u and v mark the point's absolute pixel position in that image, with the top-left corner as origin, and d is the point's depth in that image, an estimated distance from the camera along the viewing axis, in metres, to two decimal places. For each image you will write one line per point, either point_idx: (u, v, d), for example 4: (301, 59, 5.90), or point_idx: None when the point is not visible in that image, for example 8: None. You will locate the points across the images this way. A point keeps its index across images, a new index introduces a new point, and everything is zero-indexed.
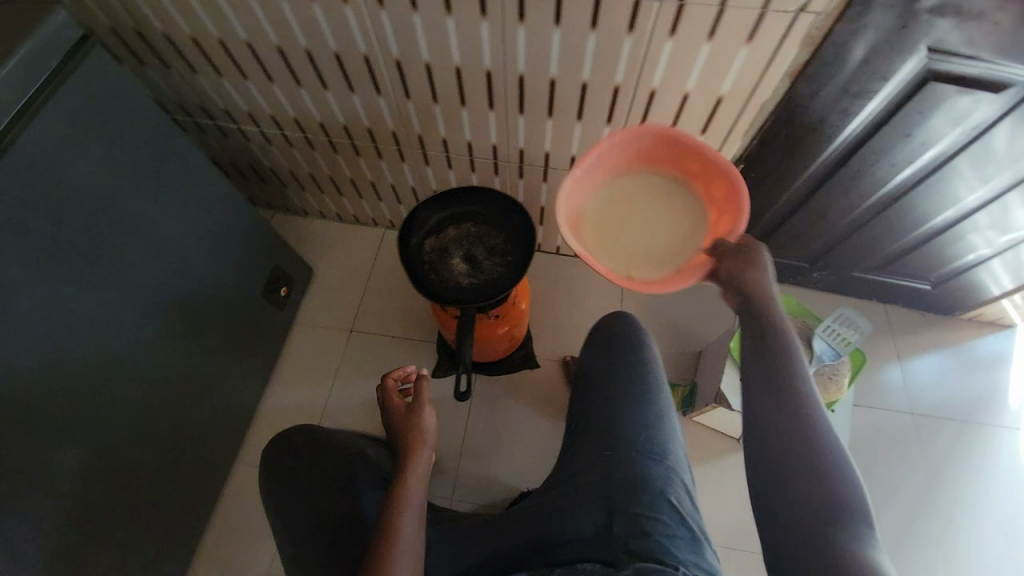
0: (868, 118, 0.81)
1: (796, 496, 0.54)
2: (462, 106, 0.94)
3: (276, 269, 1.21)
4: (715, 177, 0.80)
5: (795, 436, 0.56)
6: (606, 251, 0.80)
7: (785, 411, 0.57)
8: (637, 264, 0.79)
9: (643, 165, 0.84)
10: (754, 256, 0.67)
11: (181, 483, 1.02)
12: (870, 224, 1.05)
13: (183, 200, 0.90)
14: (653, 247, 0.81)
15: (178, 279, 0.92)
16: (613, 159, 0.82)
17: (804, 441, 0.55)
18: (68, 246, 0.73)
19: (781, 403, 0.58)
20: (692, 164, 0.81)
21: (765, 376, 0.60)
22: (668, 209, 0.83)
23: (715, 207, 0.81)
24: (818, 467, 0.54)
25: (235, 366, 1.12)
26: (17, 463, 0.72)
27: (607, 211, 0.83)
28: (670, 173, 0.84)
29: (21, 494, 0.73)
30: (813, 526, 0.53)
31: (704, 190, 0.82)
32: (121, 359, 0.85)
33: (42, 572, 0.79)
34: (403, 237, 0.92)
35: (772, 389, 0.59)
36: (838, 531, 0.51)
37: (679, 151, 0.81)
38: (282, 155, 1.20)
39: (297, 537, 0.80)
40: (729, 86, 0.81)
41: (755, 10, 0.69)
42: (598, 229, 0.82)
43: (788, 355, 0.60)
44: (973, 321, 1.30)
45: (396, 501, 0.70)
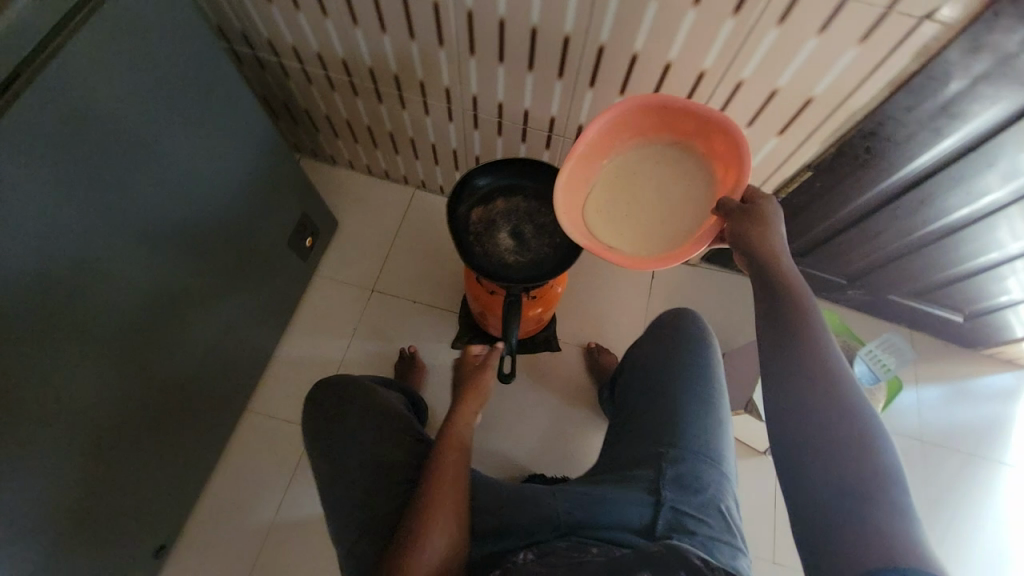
0: (941, 153, 0.80)
1: (833, 480, 0.46)
2: (529, 71, 0.89)
3: (304, 218, 1.16)
4: (717, 131, 0.71)
5: (817, 405, 0.49)
6: (614, 228, 0.75)
7: (804, 377, 0.51)
8: (653, 240, 0.74)
9: (641, 134, 0.77)
10: (764, 215, 0.61)
11: (194, 427, 1.00)
12: (920, 252, 1.02)
13: (221, 134, 0.84)
14: (665, 216, 0.74)
15: (210, 218, 0.87)
16: (606, 137, 0.76)
17: (829, 408, 0.49)
18: (106, 172, 0.68)
19: (800, 370, 0.52)
20: (687, 124, 0.74)
21: (777, 343, 0.54)
22: (678, 176, 0.76)
23: (722, 161, 0.72)
24: (848, 439, 0.47)
25: (253, 314, 1.09)
26: (42, 397, 0.68)
27: (612, 184, 0.78)
28: (668, 136, 0.77)
29: (46, 429, 0.70)
30: (851, 513, 0.44)
31: (708, 147, 0.74)
32: (151, 297, 0.81)
33: (59, 510, 0.76)
34: (452, 203, 0.88)
35: (792, 357, 0.53)
36: (881, 515, 0.43)
37: (669, 115, 0.74)
38: (322, 97, 1.13)
39: (328, 483, 0.76)
40: (825, 87, 0.75)
41: (878, 9, 0.64)
42: (607, 205, 0.77)
43: (806, 319, 0.53)
44: (993, 355, 1.26)
45: (442, 452, 0.67)
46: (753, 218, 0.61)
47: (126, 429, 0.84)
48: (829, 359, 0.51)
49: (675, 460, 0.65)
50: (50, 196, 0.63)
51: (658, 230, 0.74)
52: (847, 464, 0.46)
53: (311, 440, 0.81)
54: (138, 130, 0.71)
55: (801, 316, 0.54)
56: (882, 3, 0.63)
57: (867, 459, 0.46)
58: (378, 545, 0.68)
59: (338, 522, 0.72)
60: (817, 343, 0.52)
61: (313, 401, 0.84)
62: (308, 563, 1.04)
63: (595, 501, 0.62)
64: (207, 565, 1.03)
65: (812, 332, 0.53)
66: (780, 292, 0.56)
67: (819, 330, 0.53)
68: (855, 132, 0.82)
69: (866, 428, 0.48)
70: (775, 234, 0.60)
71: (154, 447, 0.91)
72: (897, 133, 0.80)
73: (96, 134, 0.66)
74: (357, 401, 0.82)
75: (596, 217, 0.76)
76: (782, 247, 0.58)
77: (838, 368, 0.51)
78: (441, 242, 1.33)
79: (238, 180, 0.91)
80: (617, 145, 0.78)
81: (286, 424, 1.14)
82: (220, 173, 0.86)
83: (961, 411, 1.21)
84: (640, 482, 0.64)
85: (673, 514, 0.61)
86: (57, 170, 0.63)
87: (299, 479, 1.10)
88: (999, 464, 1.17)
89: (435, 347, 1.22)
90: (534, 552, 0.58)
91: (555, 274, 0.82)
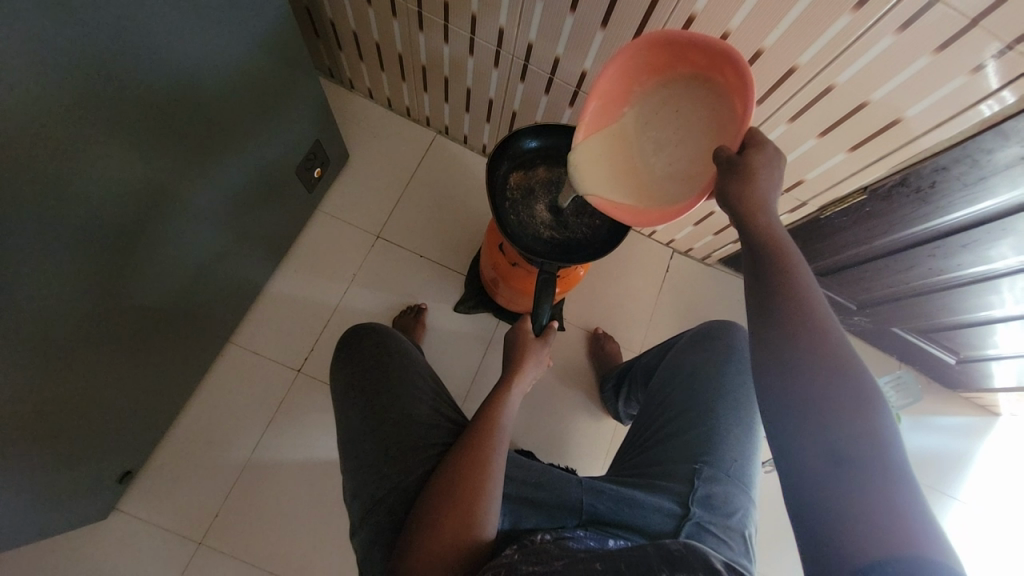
0: (977, 211, 0.81)
1: (816, 457, 0.42)
2: (600, 29, 0.80)
3: (315, 147, 1.06)
4: (730, 66, 0.59)
5: (802, 376, 0.44)
6: (621, 183, 0.70)
7: (791, 343, 0.45)
8: (660, 196, 0.67)
9: (659, 75, 0.66)
10: (752, 166, 0.54)
11: (174, 355, 0.93)
12: (940, 294, 1.01)
13: (241, 36, 0.73)
14: (675, 168, 0.66)
15: (219, 132, 0.77)
16: (618, 86, 0.66)
17: (816, 376, 0.43)
18: (112, 64, 0.58)
19: (786, 334, 0.45)
20: (698, 57, 0.61)
21: (759, 310, 0.48)
22: (695, 120, 0.64)
23: (737, 96, 0.59)
24: (835, 408, 0.42)
25: (249, 242, 1.00)
26: (24, 316, 0.60)
27: (628, 135, 0.69)
28: (685, 72, 0.64)
29: (25, 351, 0.63)
30: (837, 496, 0.40)
31: (725, 82, 0.61)
32: (145, 213, 0.71)
33: (34, 433, 0.70)
34: (494, 160, 0.81)
35: (778, 319, 0.46)
36: (869, 498, 0.39)
37: (678, 49, 0.62)
38: (354, 11, 1.00)
39: (349, 435, 0.73)
40: (917, 111, 0.72)
41: (1001, 42, 0.59)
42: (618, 158, 0.70)
43: (791, 281, 0.47)
44: (969, 400, 1.29)
45: (481, 429, 0.65)
46: (738, 171, 0.54)
47: (106, 353, 0.76)
48: (815, 320, 0.45)
49: (708, 479, 0.68)
50: (58, 80, 0.53)
51: (667, 184, 0.67)
52: (837, 438, 0.41)
53: (342, 393, 0.77)
54: (156, 17, 0.61)
55: (786, 280, 0.47)
56: (1007, 38, 0.58)
57: (854, 430, 0.41)
58: (391, 512, 0.64)
59: (359, 479, 0.68)
60: (805, 312, 0.46)
61: (348, 350, 0.82)
62: (281, 507, 1.01)
63: (622, 500, 0.64)
64: (176, 495, 1.00)
65: (797, 294, 0.46)
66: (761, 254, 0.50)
67: (803, 290, 0.47)
68: (926, 165, 0.78)
69: (855, 391, 0.42)
70: (759, 186, 0.53)
71: (133, 372, 0.84)
72: (967, 175, 0.76)
73: (106, 13, 0.55)
74: (392, 358, 0.79)
75: (602, 171, 0.71)
76: (766, 200, 0.52)
77: (826, 325, 0.45)
78: (457, 196, 1.24)
79: (253, 94, 0.80)
80: (635, 90, 0.67)
81: (269, 363, 1.09)
82: (238, 84, 0.76)
83: (928, 442, 1.24)
84: (670, 493, 0.67)
85: (698, 529, 0.64)
86: (70, 50, 0.53)
87: (278, 421, 1.06)
88: (950, 498, 1.20)
89: (436, 307, 1.17)
90: (552, 534, 0.60)
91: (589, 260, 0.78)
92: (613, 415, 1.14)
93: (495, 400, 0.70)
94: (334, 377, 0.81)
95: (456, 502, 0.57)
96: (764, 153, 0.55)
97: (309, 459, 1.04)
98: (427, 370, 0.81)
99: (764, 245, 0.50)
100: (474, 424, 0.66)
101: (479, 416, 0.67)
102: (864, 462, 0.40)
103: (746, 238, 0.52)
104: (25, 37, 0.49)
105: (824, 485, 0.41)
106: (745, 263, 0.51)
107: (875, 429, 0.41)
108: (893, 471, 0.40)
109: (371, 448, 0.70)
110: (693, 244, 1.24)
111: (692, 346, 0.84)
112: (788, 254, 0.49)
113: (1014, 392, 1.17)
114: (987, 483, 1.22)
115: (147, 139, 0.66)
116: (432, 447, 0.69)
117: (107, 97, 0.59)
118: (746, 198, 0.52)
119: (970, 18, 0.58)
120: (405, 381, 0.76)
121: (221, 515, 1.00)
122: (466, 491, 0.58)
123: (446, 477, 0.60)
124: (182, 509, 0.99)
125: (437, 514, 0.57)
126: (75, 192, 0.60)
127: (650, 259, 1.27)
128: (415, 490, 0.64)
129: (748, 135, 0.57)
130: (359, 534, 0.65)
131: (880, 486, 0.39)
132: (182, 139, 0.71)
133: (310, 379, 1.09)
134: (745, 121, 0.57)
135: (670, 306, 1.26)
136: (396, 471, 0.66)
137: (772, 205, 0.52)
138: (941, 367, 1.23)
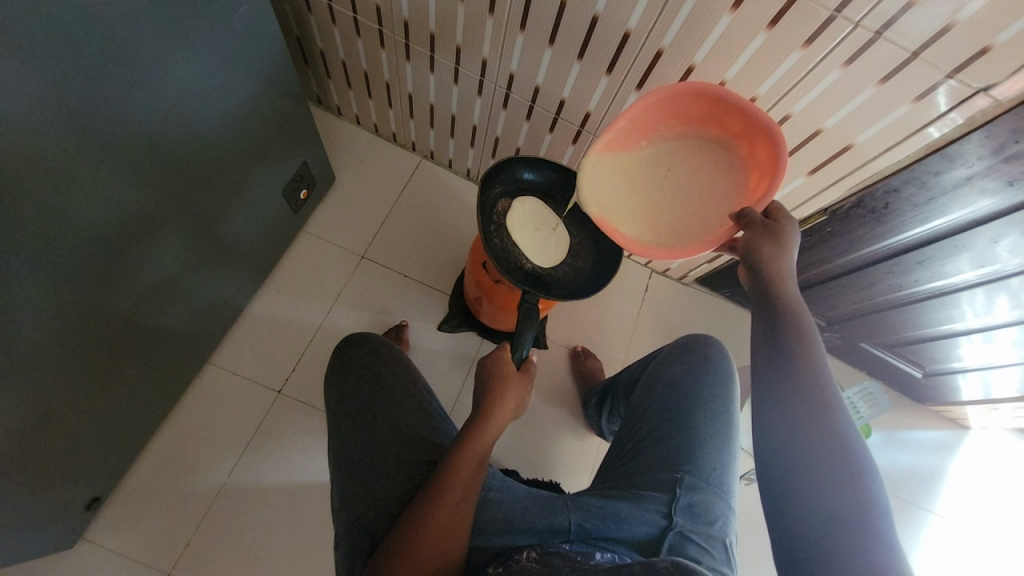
0: (930, 230, 0.87)
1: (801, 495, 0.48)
2: (577, 60, 0.85)
3: (302, 168, 1.09)
4: (763, 141, 0.66)
5: (794, 420, 0.50)
6: (626, 215, 0.75)
7: (791, 401, 0.50)
8: (663, 232, 0.74)
9: (686, 125, 0.72)
10: (784, 232, 0.58)
11: (151, 373, 0.91)
12: (903, 308, 1.07)
13: (232, 57, 0.75)
14: (682, 212, 0.74)
15: (204, 149, 0.79)
16: (649, 118, 0.71)
17: (814, 438, 0.49)
18: (103, 79, 0.59)
19: (788, 394, 0.51)
20: (734, 124, 0.68)
21: (765, 343, 0.54)
22: (709, 177, 0.73)
23: (758, 171, 0.68)
24: (830, 472, 0.47)
25: (231, 261, 1.00)
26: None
27: (641, 169, 0.75)
28: (711, 132, 0.72)
29: None
30: (817, 529, 0.46)
31: (749, 154, 0.69)
32: (124, 228, 0.71)
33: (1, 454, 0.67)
34: (488, 181, 0.84)
35: (785, 378, 0.51)
36: (845, 531, 0.45)
37: (719, 109, 0.68)
38: (343, 41, 1.05)
39: (339, 444, 0.73)
40: (867, 137, 0.78)
41: (939, 73, 0.66)
42: (626, 189, 0.75)
43: (799, 327, 0.53)
44: (939, 414, 1.34)
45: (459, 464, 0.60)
46: (769, 233, 0.58)
47: (82, 367, 0.75)
48: (815, 378, 0.50)
49: (689, 488, 0.69)
50: (48, 90, 0.55)
51: (670, 222, 0.74)
52: (823, 496, 0.47)
53: (334, 402, 0.78)
54: (152, 35, 0.63)
55: (793, 327, 0.53)
56: (946, 68, 0.65)
57: (842, 480, 0.47)
58: (369, 526, 0.63)
59: (346, 489, 0.68)
60: (802, 361, 0.51)
61: (342, 359, 0.83)
62: (257, 532, 0.98)
63: (608, 517, 0.64)
64: (146, 523, 0.96)
65: (802, 340, 0.52)
66: (772, 301, 0.55)
67: (812, 344, 0.52)
68: (878, 187, 0.84)
69: (853, 466, 0.47)
70: (787, 254, 0.57)
71: (108, 391, 0.82)
72: (917, 196, 0.83)
73: (104, 28, 0.57)
74: (384, 370, 0.80)
75: (609, 196, 0.75)
76: (789, 267, 0.56)
77: (832, 400, 0.50)
78: (440, 218, 1.27)
79: (241, 111, 0.82)
80: (660, 130, 0.73)
81: (248, 384, 1.07)
82: (227, 101, 0.78)
83: (902, 456, 1.27)
84: (654, 503, 0.67)
85: (680, 538, 0.65)
86: (65, 59, 0.55)
87: (257, 443, 1.03)
88: (928, 512, 1.22)
89: (420, 326, 1.18)
90: (538, 551, 0.60)
91: (568, 297, 0.82)
92: (596, 433, 1.14)
93: (474, 435, 0.63)
94: (328, 386, 0.82)
95: (433, 534, 0.55)
96: (790, 224, 0.59)
97: (288, 482, 1.02)
98: (422, 382, 0.82)
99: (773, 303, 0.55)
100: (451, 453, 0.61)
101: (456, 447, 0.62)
102: (848, 525, 0.45)
103: (762, 291, 0.56)
104: (20, 42, 0.50)
105: (804, 531, 0.47)
106: (755, 311, 0.56)
107: (865, 498, 0.46)
108: (864, 510, 0.46)
109: (358, 458, 0.70)
110: (669, 265, 1.28)
111: (672, 359, 0.86)
112: (799, 307, 0.54)
113: (981, 403, 1.22)
114: (962, 496, 1.25)
115: (133, 148, 0.67)
116: (417, 461, 0.68)
117: (97, 105, 0.60)
118: (774, 262, 0.56)
119: (911, 50, 0.65)
120: (398, 392, 0.77)
121: (192, 543, 0.96)
122: (441, 523, 0.56)
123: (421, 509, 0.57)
124: (152, 537, 0.95)
125: (411, 539, 0.55)
126: (61, 197, 0.61)
127: (629, 280, 1.30)
128: (397, 505, 0.64)
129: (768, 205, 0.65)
130: (341, 546, 0.64)
131: (853, 524, 0.45)
132: (167, 151, 0.72)
133: (290, 401, 1.07)
134: (767, 194, 0.66)
135: (649, 324, 1.28)
136: (380, 483, 0.66)
137: (793, 272, 0.56)
138: (910, 382, 1.28)
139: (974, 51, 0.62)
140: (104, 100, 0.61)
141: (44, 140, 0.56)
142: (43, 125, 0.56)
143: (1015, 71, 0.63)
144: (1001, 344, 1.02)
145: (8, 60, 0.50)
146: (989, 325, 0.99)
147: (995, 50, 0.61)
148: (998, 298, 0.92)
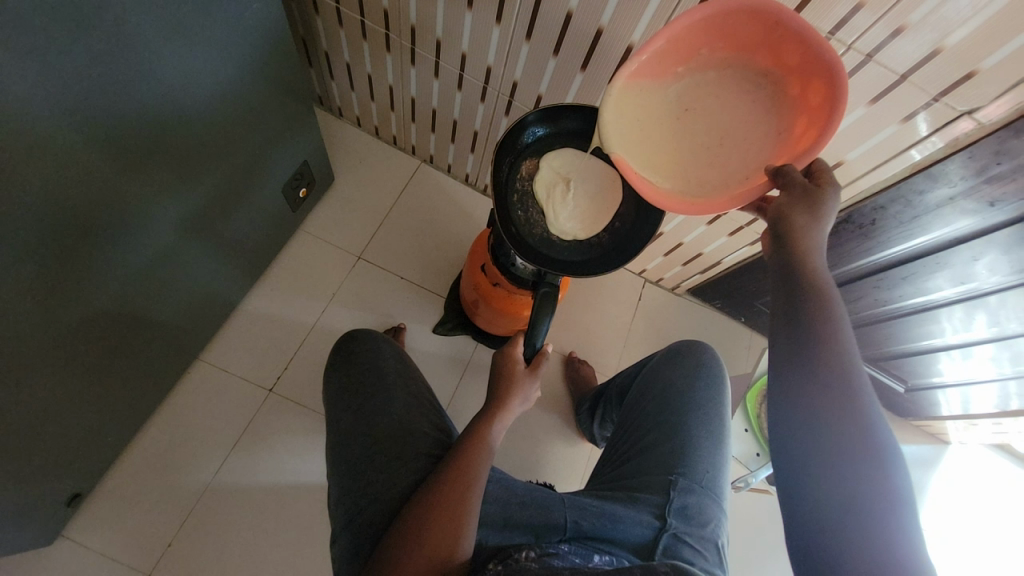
0: (912, 249, 0.91)
1: (820, 488, 0.45)
2: (581, 71, 0.87)
3: (302, 167, 1.09)
4: (820, 82, 0.58)
5: (809, 410, 0.47)
6: (646, 157, 0.67)
7: (803, 389, 0.48)
8: (689, 182, 0.67)
9: (731, 54, 0.62)
10: (825, 205, 0.54)
11: (138, 367, 0.89)
12: (887, 321, 1.10)
13: (236, 53, 0.76)
14: (711, 156, 0.66)
15: (205, 142, 0.79)
16: (691, 38, 0.61)
17: (825, 424, 0.46)
18: (107, 68, 0.59)
19: (801, 385, 0.48)
20: (791, 56, 0.59)
21: (784, 326, 0.51)
22: (747, 119, 0.64)
23: (806, 118, 0.60)
24: (845, 458, 0.45)
25: (226, 256, 0.99)
26: None
27: (668, 103, 0.66)
28: (760, 64, 0.62)
29: None
30: (833, 519, 0.44)
31: (800, 98, 0.60)
32: (121, 215, 0.71)
33: None
34: (502, 154, 0.81)
35: (799, 367, 0.48)
36: (863, 523, 0.43)
37: (776, 36, 0.58)
38: (349, 44, 1.06)
39: (339, 440, 0.72)
40: (856, 155, 0.82)
41: (927, 96, 0.69)
42: (647, 124, 0.66)
43: (824, 309, 0.49)
44: (917, 427, 1.38)
45: (462, 465, 0.60)
46: (807, 199, 0.55)
47: (72, 356, 0.74)
48: (830, 358, 0.47)
49: (684, 490, 0.71)
50: (53, 75, 0.54)
51: (696, 170, 0.67)
52: (836, 487, 0.45)
53: (335, 396, 0.78)
54: (157, 22, 0.63)
55: (815, 303, 0.50)
56: (933, 90, 0.68)
57: (858, 468, 0.44)
58: (370, 522, 0.63)
59: (346, 484, 0.68)
60: (824, 346, 0.48)
61: (342, 354, 0.83)
62: (242, 533, 0.96)
63: (604, 516, 0.65)
64: (128, 521, 0.93)
65: (823, 321, 0.49)
66: (795, 278, 0.52)
67: (836, 322, 0.49)
68: (866, 205, 0.88)
69: (874, 454, 0.44)
70: (821, 229, 0.54)
71: (96, 382, 0.81)
72: (903, 213, 0.86)
73: (110, 16, 0.57)
74: (386, 366, 0.80)
75: (633, 131, 0.66)
76: (818, 240, 0.53)
77: (850, 384, 0.46)
78: (438, 221, 1.28)
79: (242, 105, 0.82)
80: (702, 54, 0.63)
81: (239, 383, 1.06)
82: (228, 96, 0.78)
83: None
84: (649, 505, 0.68)
85: (674, 540, 0.66)
86: (72, 46, 0.55)
87: (245, 442, 1.02)
88: None
89: (416, 328, 1.18)
90: (536, 551, 0.57)
91: (588, 271, 0.80)
92: (588, 438, 1.15)
93: (484, 438, 0.65)
94: (328, 379, 0.82)
95: (433, 531, 0.55)
96: (834, 189, 0.56)
97: (274, 484, 1.00)
98: (423, 380, 0.82)
99: (795, 282, 0.52)
100: (460, 454, 0.62)
101: (465, 453, 0.62)
102: (870, 514, 0.43)
103: (784, 265, 0.53)
104: (23, 20, 0.50)
105: (824, 519, 0.45)
106: (777, 292, 0.53)
107: (884, 487, 0.43)
108: (881, 500, 0.43)
109: (359, 453, 0.69)
110: (663, 275, 1.30)
111: (666, 363, 0.87)
112: (823, 285, 0.51)
113: (960, 420, 1.25)
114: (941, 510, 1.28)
115: (135, 133, 0.67)
116: (420, 455, 0.68)
117: (99, 91, 0.60)
118: (803, 236, 0.53)
119: (900, 73, 0.68)
120: (399, 388, 0.77)
121: (175, 543, 0.94)
122: (440, 520, 0.56)
123: (425, 508, 0.57)
124: (133, 537, 0.93)
125: (416, 538, 0.55)
126: (60, 182, 0.60)
127: (623, 289, 1.32)
128: (397, 502, 0.63)
129: (812, 164, 0.60)
130: (340, 541, 0.64)
131: (870, 514, 0.43)
132: (169, 138, 0.72)
133: (280, 400, 1.06)
134: (813, 150, 0.60)
135: (642, 333, 1.30)
136: (380, 479, 0.66)
137: (822, 246, 0.53)
138: (892, 396, 1.31)
139: (961, 75, 0.65)
140: (107, 86, 0.60)
141: (46, 120, 0.56)
142: (49, 108, 0.55)
143: (998, 96, 0.66)
144: (979, 360, 1.05)
145: (17, 45, 0.50)
146: (968, 342, 1.02)
147: (980, 76, 0.64)
148: (976, 316, 0.95)
